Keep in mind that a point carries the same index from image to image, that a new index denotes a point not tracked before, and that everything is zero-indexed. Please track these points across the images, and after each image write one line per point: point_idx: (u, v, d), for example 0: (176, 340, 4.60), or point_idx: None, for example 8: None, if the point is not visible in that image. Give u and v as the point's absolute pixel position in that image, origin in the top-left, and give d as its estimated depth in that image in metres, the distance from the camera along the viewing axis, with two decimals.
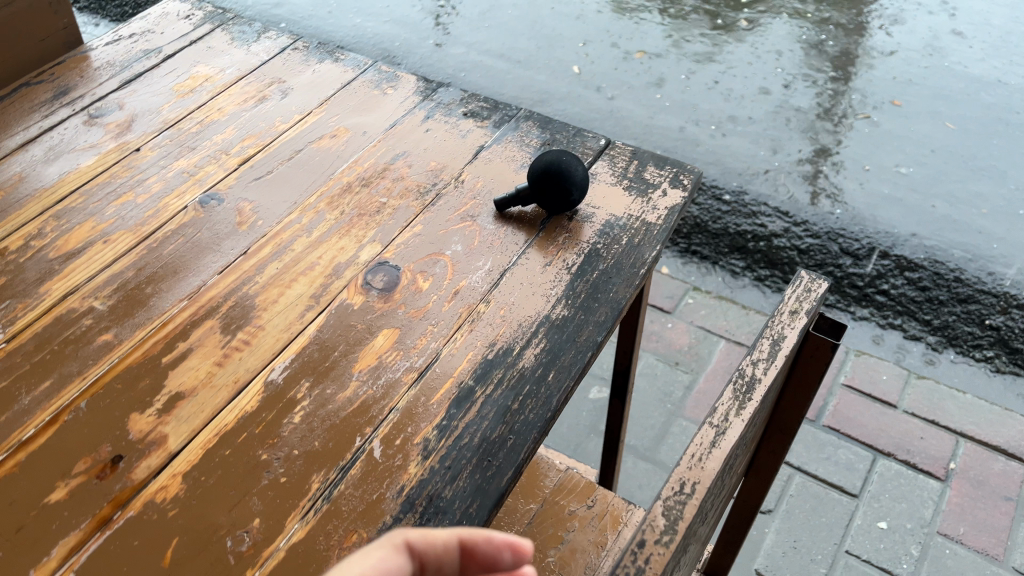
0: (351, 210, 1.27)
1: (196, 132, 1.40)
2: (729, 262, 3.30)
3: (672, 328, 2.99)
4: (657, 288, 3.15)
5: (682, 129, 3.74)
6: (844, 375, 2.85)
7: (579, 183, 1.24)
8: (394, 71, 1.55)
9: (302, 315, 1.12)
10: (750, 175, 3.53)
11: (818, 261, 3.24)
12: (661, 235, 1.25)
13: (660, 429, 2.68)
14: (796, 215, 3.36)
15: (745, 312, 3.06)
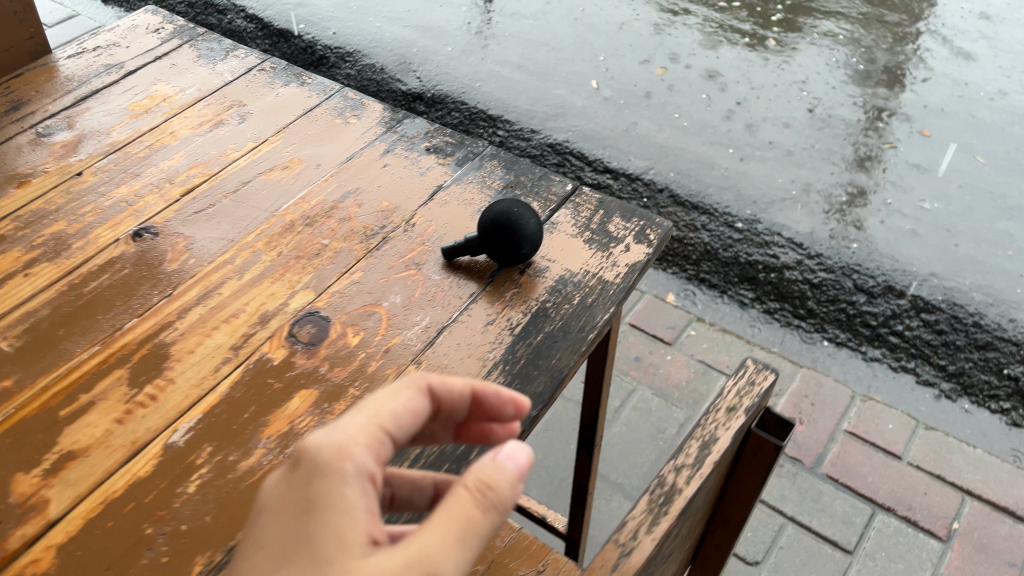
0: (290, 252, 1.19)
1: (142, 157, 1.34)
2: (738, 293, 3.16)
3: (671, 361, 2.88)
4: (658, 317, 3.03)
5: (699, 151, 3.62)
6: (847, 422, 2.71)
7: (530, 237, 1.15)
8: (360, 98, 1.47)
9: (218, 368, 1.05)
10: (766, 203, 3.40)
11: (830, 298, 3.09)
12: (617, 296, 1.15)
13: (648, 468, 2.58)
14: (810, 248, 3.22)
15: (749, 347, 2.93)
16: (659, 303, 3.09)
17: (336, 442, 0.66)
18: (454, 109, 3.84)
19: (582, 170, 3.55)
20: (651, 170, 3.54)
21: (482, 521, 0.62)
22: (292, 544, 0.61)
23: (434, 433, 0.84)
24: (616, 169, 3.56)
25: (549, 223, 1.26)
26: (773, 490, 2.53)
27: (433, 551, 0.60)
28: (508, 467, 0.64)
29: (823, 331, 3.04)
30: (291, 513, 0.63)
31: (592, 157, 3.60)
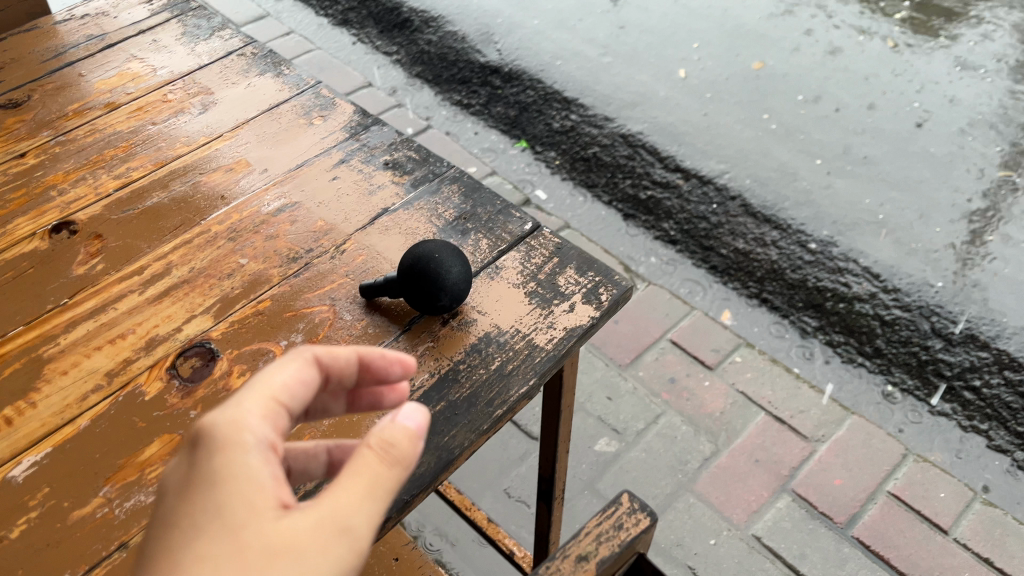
0: (201, 269, 1.10)
1: (89, 142, 1.28)
2: (800, 319, 2.81)
3: (708, 388, 2.65)
4: (703, 337, 2.78)
5: (783, 158, 3.28)
6: (892, 483, 2.40)
7: (450, 290, 1.01)
8: (334, 97, 1.35)
9: (85, 396, 0.97)
10: (847, 225, 3.03)
11: (901, 338, 2.70)
12: (542, 366, 1.00)
13: (663, 501, 2.41)
14: (888, 280, 2.86)
15: (796, 383, 2.65)
16: (708, 322, 2.83)
17: (232, 421, 0.65)
18: (529, 87, 3.65)
19: (652, 167, 3.29)
20: (726, 175, 3.23)
21: (386, 478, 0.64)
22: (201, 519, 0.60)
23: (325, 405, 0.86)
24: (688, 169, 3.27)
25: (492, 266, 1.11)
26: (792, 546, 2.30)
27: (343, 511, 0.61)
28: (403, 425, 0.65)
29: (888, 374, 2.64)
30: (196, 492, 0.62)
31: (664, 154, 3.33)
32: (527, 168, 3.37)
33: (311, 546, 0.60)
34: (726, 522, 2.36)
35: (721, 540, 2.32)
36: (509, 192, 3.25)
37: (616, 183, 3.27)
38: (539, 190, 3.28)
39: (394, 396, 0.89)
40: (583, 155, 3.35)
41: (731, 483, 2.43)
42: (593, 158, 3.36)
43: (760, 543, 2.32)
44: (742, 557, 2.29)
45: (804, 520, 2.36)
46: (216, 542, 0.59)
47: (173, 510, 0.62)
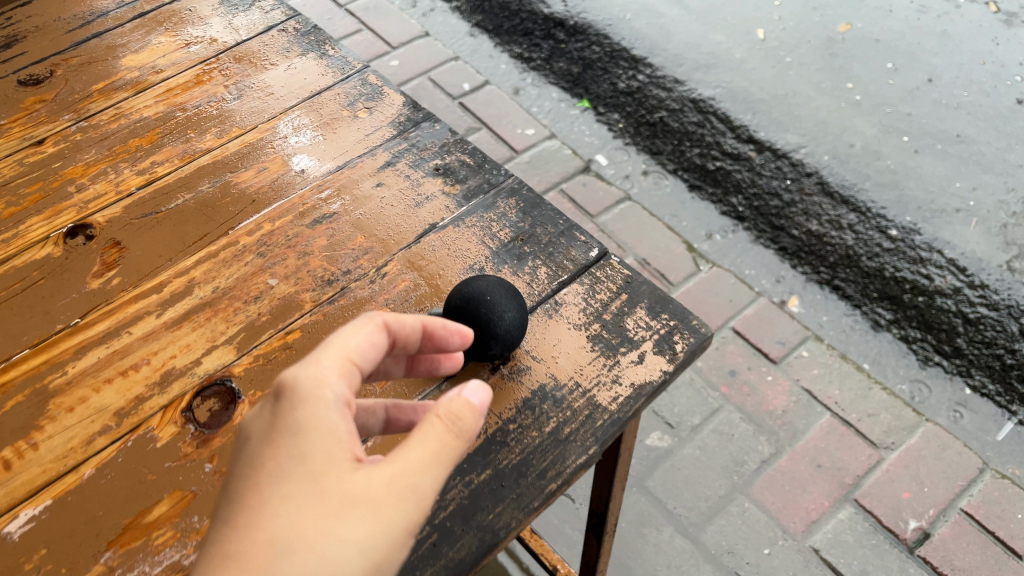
0: (226, 289, 0.98)
1: (111, 130, 1.15)
2: (874, 310, 2.46)
3: (771, 383, 2.35)
4: (767, 327, 2.46)
5: (865, 132, 2.84)
6: (966, 500, 2.08)
7: (504, 337, 0.87)
8: (382, 84, 1.21)
9: (91, 439, 0.87)
10: (932, 210, 2.62)
11: (985, 339, 2.34)
12: (604, 432, 0.87)
13: (714, 503, 2.14)
14: (976, 274, 2.46)
15: (868, 384, 2.31)
16: (773, 310, 2.50)
17: (312, 381, 0.68)
18: (595, 43, 3.25)
19: (722, 136, 2.89)
20: (802, 149, 2.81)
21: (454, 445, 0.66)
22: (283, 462, 0.64)
23: (387, 368, 0.86)
24: (762, 140, 2.86)
25: (551, 301, 0.97)
26: (851, 561, 2.03)
27: (411, 469, 0.64)
28: (469, 399, 0.67)
29: (967, 376, 2.30)
30: (277, 441, 0.65)
31: (737, 122, 2.91)
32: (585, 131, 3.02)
33: (382, 499, 0.63)
34: (782, 531, 2.09)
35: (776, 550, 2.06)
36: (566, 159, 2.93)
37: (683, 151, 2.90)
38: (599, 155, 2.95)
39: (449, 364, 0.89)
40: (649, 119, 2.98)
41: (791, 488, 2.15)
42: (659, 124, 2.98)
43: (817, 556, 2.05)
44: (798, 570, 2.03)
45: (867, 534, 2.06)
46: (297, 484, 0.63)
47: (256, 455, 0.65)
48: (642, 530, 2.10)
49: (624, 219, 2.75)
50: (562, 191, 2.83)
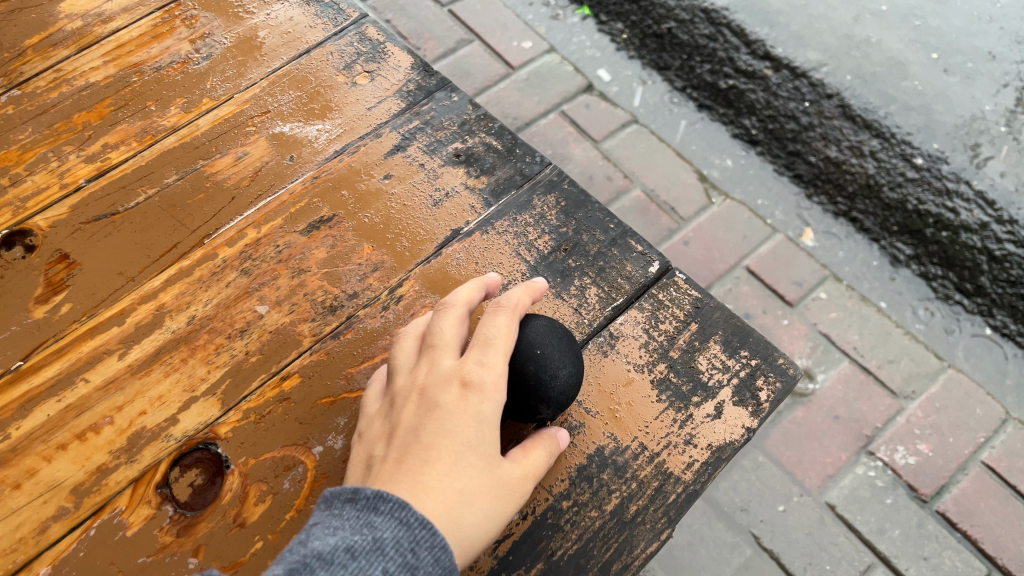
0: (204, 320, 0.79)
1: (50, 101, 0.93)
2: (892, 245, 1.92)
3: (786, 329, 1.82)
4: (783, 266, 1.90)
5: (889, 48, 2.13)
6: (986, 452, 1.66)
7: (557, 402, 0.70)
8: (384, 39, 0.99)
9: (45, 526, 0.70)
10: (964, 130, 1.99)
11: (1010, 277, 1.81)
12: (677, 511, 0.72)
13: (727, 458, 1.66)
14: (1008, 208, 1.86)
15: (889, 327, 1.81)
16: (791, 249, 1.93)
17: (491, 379, 0.68)
18: None
19: (735, 50, 2.15)
20: (823, 69, 2.09)
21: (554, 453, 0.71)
22: (466, 435, 0.65)
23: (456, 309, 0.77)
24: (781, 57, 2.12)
25: (606, 334, 0.79)
26: (869, 519, 1.60)
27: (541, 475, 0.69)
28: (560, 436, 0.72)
29: (987, 316, 1.82)
30: (464, 415, 0.66)
31: (752, 35, 2.15)
32: (582, 41, 2.28)
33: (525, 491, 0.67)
34: (797, 486, 1.64)
35: (791, 508, 1.62)
36: (567, 77, 2.19)
37: (692, 67, 2.19)
38: (602, 70, 2.23)
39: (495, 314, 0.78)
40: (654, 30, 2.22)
41: (807, 442, 1.68)
42: (667, 36, 2.22)
43: (833, 514, 1.61)
44: (814, 529, 1.60)
45: (886, 489, 1.63)
46: (476, 460, 0.65)
47: (438, 422, 0.66)
48: None
49: (632, 145, 2.08)
50: (562, 114, 2.12)
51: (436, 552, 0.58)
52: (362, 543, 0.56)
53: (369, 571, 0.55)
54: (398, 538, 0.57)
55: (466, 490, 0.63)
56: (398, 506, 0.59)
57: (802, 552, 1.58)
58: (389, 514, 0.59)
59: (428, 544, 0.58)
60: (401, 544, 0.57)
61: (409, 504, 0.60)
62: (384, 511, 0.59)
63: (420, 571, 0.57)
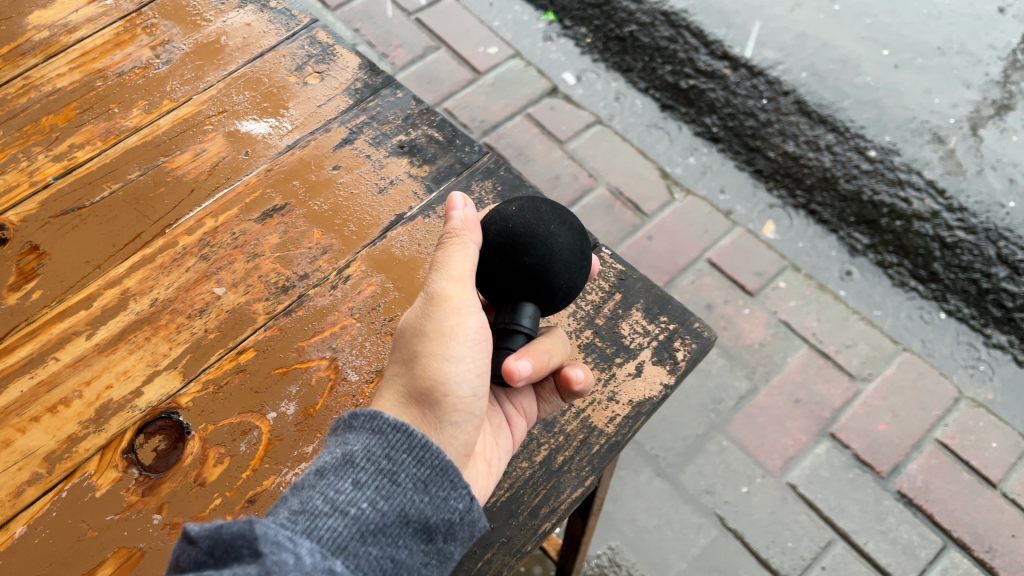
0: (166, 302, 0.86)
1: (20, 106, 1.00)
2: (850, 235, 2.00)
3: (749, 317, 1.88)
4: (743, 257, 1.96)
5: (841, 46, 2.23)
6: (940, 430, 1.72)
7: (512, 220, 0.76)
8: (333, 42, 1.07)
9: (20, 491, 0.76)
10: (913, 126, 2.08)
11: (961, 263, 1.90)
12: (601, 460, 0.79)
13: (691, 442, 1.72)
14: (955, 197, 1.96)
15: (846, 313, 1.88)
16: (750, 241, 1.99)
17: None
18: None
19: (695, 52, 2.24)
20: (779, 66, 2.19)
21: (462, 241, 0.73)
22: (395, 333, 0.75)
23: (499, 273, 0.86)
24: (738, 57, 2.22)
25: None
26: (829, 496, 1.66)
27: (453, 275, 0.72)
28: (473, 216, 0.75)
29: (941, 301, 1.90)
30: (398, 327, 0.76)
31: (710, 37, 2.25)
32: (543, 46, 2.36)
33: (426, 308, 0.71)
34: (760, 468, 1.69)
35: (754, 488, 1.68)
36: (532, 80, 2.27)
37: (654, 68, 2.27)
38: (567, 73, 2.31)
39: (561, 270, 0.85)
40: (616, 33, 2.31)
41: (769, 425, 1.74)
42: (629, 38, 2.31)
43: (795, 493, 1.67)
44: (776, 508, 1.66)
45: (845, 468, 1.69)
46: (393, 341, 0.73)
47: None
48: (618, 474, 1.69)
49: (595, 145, 2.15)
50: (527, 116, 2.19)
51: (414, 454, 0.64)
52: (337, 459, 0.62)
53: (344, 480, 0.61)
54: (369, 448, 0.63)
55: (386, 373, 0.71)
56: (368, 419, 0.65)
57: (765, 531, 1.63)
58: (361, 429, 0.65)
59: (405, 448, 0.64)
60: (374, 453, 0.63)
61: (381, 413, 0.66)
62: (358, 429, 0.65)
63: (398, 471, 0.63)
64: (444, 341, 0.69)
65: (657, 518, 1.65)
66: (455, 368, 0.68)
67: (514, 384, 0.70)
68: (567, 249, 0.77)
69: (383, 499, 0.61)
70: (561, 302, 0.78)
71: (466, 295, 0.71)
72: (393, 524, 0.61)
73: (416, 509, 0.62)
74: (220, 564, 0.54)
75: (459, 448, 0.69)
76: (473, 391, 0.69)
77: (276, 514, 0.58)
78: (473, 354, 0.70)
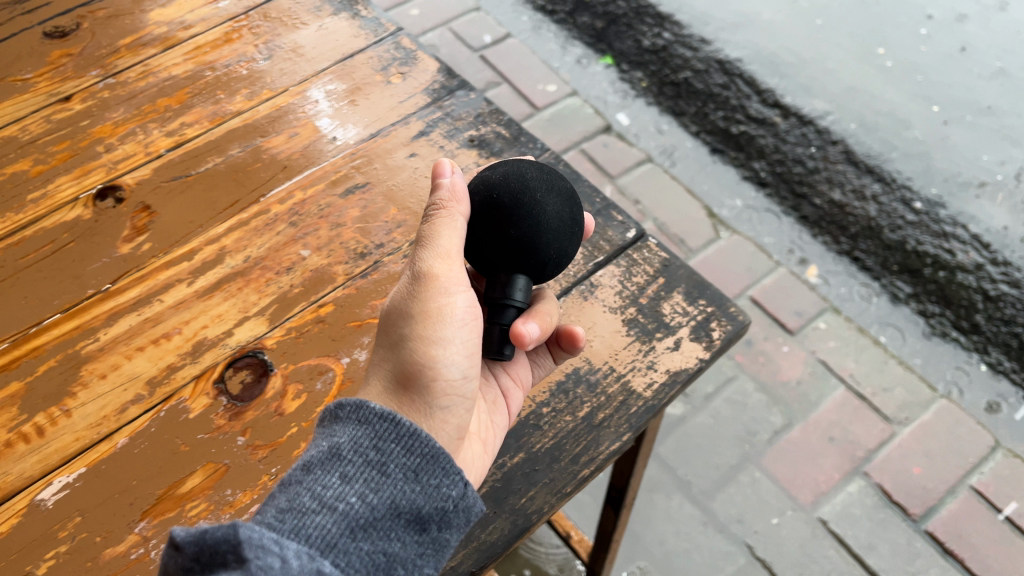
0: (257, 259, 0.97)
1: (139, 88, 1.14)
2: (892, 283, 2.01)
3: (787, 355, 1.91)
4: (784, 297, 2.00)
5: (892, 100, 2.33)
6: (975, 477, 1.73)
7: (496, 190, 0.83)
8: (416, 48, 1.19)
9: (124, 408, 0.86)
10: (959, 184, 2.16)
11: (1004, 316, 1.94)
12: (639, 419, 0.87)
13: (724, 471, 1.76)
14: (1001, 251, 2.03)
15: (885, 357, 1.90)
16: (791, 281, 2.04)
17: None
18: None
19: (747, 99, 2.36)
20: (829, 116, 2.30)
21: (450, 217, 0.79)
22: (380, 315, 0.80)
23: None
24: (790, 105, 2.34)
25: (587, 283, 0.96)
26: (860, 534, 1.68)
27: (440, 253, 0.77)
28: (460, 185, 0.82)
29: (983, 353, 1.90)
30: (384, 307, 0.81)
31: (763, 86, 2.38)
32: (600, 86, 2.46)
33: (415, 287, 0.76)
34: (791, 502, 1.72)
35: (784, 521, 1.70)
36: (587, 117, 2.38)
37: (706, 113, 2.36)
38: (621, 114, 2.40)
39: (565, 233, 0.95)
40: (672, 78, 2.43)
41: (802, 460, 1.77)
42: (684, 84, 2.43)
43: (825, 528, 1.69)
44: (805, 541, 1.67)
45: (876, 508, 1.70)
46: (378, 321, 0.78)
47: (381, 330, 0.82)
48: (650, 496, 1.74)
49: (644, 182, 2.23)
50: (581, 151, 2.30)
51: (401, 445, 0.67)
52: (324, 453, 0.65)
53: (331, 475, 0.63)
54: (356, 441, 0.66)
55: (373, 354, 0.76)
56: (354, 409, 0.68)
57: (793, 563, 1.65)
58: (348, 420, 0.68)
59: (391, 438, 0.67)
60: (361, 445, 0.66)
61: (367, 402, 0.68)
62: (345, 420, 0.68)
63: (386, 463, 0.65)
64: (434, 322, 0.74)
65: (686, 542, 1.68)
66: (445, 351, 0.74)
67: (523, 346, 0.79)
68: (556, 218, 0.84)
69: (371, 491, 0.63)
70: (553, 271, 0.85)
71: (453, 273, 0.77)
72: (383, 517, 0.63)
73: (405, 499, 0.65)
74: (207, 569, 0.56)
75: (451, 432, 0.74)
76: (462, 374, 0.74)
77: (264, 512, 0.61)
78: (462, 334, 0.75)
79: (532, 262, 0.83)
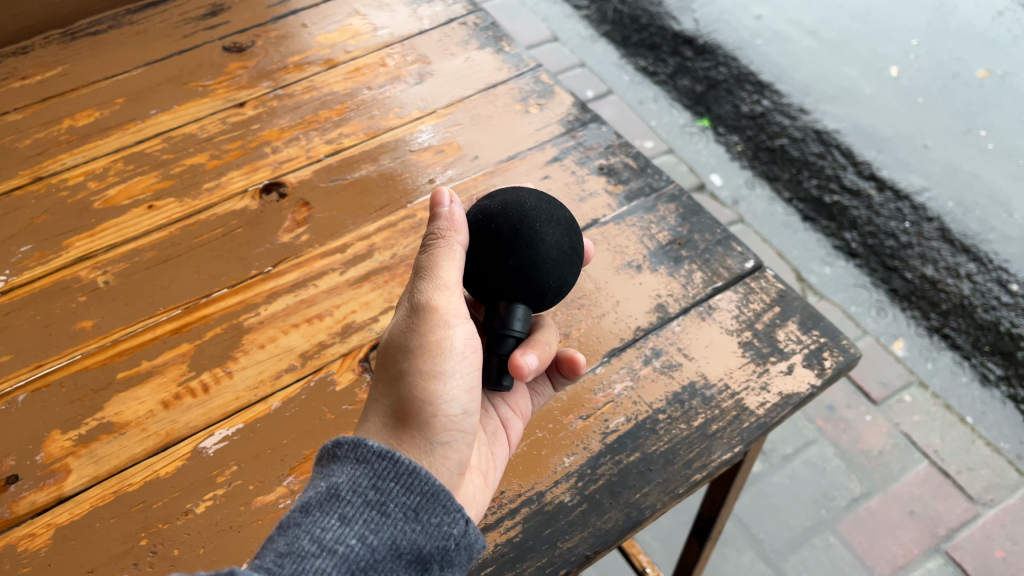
0: (403, 257, 1.06)
1: (303, 100, 1.26)
2: (983, 363, 2.01)
3: (869, 425, 1.90)
4: (870, 365, 2.00)
5: (993, 183, 2.34)
6: None
7: (496, 221, 0.83)
8: (553, 83, 1.29)
9: (279, 375, 0.96)
10: None
11: None
12: (751, 433, 0.92)
13: (798, 533, 1.75)
14: None
15: (972, 436, 1.87)
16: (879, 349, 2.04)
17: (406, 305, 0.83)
18: (723, 65, 2.75)
19: (843, 170, 2.40)
20: (926, 192, 2.32)
21: (450, 246, 0.79)
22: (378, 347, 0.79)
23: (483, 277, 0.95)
24: (886, 179, 2.37)
25: (705, 304, 1.02)
26: None
27: (440, 285, 0.76)
28: (458, 213, 0.81)
29: None
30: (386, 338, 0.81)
31: (860, 157, 2.42)
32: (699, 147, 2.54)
33: (414, 320, 0.75)
34: (866, 571, 1.70)
35: None
36: (683, 174, 2.45)
37: (800, 180, 2.40)
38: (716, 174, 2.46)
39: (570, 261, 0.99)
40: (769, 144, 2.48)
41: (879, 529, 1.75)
42: (779, 150, 2.48)
43: None
44: None
45: None
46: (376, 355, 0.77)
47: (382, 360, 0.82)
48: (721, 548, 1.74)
49: None
50: None
51: (400, 483, 0.67)
52: (323, 495, 0.64)
53: (330, 516, 0.63)
54: (355, 480, 0.66)
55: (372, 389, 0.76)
56: (352, 447, 0.68)
57: None
58: (346, 458, 0.67)
59: (390, 476, 0.67)
60: (360, 484, 0.66)
61: (364, 440, 0.68)
62: (342, 459, 0.67)
63: (385, 503, 0.65)
64: (434, 357, 0.74)
65: None
66: (445, 386, 0.74)
67: (523, 377, 0.81)
68: (555, 248, 0.84)
69: (371, 532, 0.63)
70: (552, 299, 0.86)
71: (454, 305, 0.76)
72: (384, 559, 0.63)
73: (406, 539, 0.64)
74: None
75: (452, 467, 0.74)
76: (462, 409, 0.75)
77: (264, 557, 0.61)
78: (463, 368, 0.75)
79: (531, 291, 0.83)
